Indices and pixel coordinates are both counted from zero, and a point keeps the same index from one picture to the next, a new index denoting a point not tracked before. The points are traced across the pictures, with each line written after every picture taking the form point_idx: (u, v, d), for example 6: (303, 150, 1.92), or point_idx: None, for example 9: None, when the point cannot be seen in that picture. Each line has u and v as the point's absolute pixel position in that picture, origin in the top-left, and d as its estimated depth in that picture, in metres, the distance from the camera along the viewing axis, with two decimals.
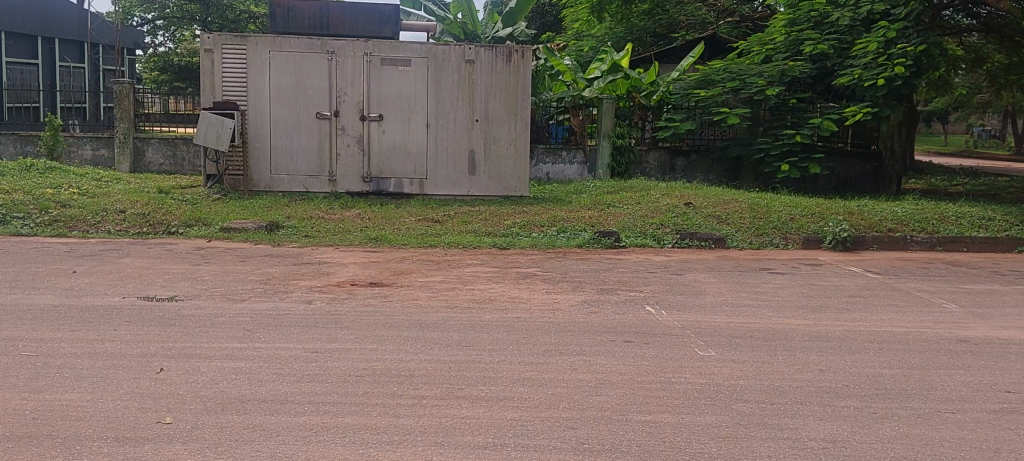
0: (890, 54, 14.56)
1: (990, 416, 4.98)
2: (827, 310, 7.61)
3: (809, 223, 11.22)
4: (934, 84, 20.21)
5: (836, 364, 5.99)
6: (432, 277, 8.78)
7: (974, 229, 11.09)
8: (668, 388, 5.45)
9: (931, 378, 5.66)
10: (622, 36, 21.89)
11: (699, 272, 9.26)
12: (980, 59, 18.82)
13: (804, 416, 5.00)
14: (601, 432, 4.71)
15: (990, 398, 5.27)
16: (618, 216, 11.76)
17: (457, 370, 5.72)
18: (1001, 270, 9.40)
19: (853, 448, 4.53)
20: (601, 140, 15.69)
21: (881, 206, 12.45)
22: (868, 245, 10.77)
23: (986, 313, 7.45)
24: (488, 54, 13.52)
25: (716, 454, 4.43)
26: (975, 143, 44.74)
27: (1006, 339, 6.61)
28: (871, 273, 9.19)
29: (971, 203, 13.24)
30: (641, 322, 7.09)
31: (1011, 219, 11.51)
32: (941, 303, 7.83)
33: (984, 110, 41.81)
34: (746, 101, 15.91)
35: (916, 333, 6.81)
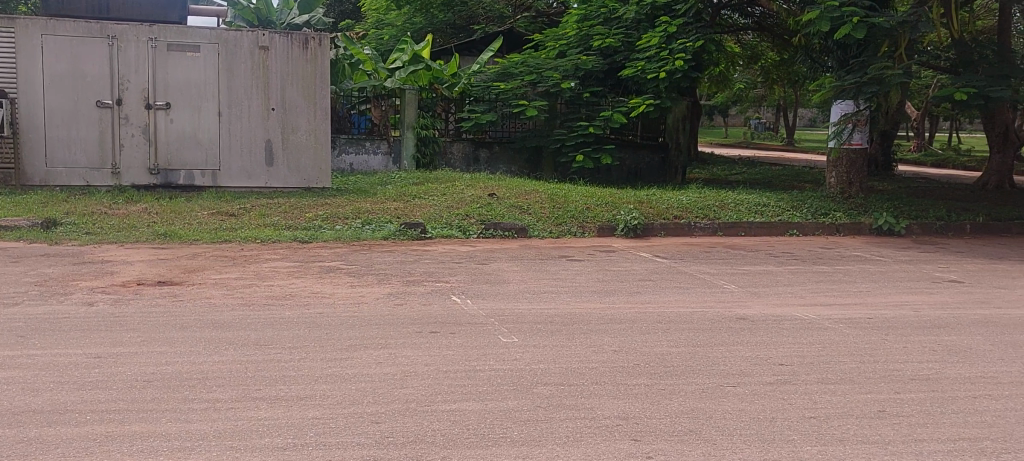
0: (671, 48, 15.48)
1: (766, 388, 5.37)
2: (620, 293, 7.95)
3: (603, 212, 11.67)
4: (716, 79, 21.62)
5: (628, 344, 6.27)
6: (227, 273, 8.44)
7: (751, 215, 11.91)
8: (472, 376, 5.51)
9: (713, 354, 6.04)
10: (421, 26, 21.93)
11: (501, 261, 9.43)
12: (756, 55, 20.24)
13: (598, 396, 5.19)
14: (405, 424, 4.69)
15: (766, 371, 5.68)
16: (423, 207, 11.77)
17: (255, 370, 5.53)
18: (774, 252, 10.17)
19: (644, 424, 4.75)
20: (405, 131, 15.64)
21: (668, 194, 13.16)
22: (657, 232, 11.34)
23: (762, 292, 8.03)
24: (282, 41, 13.16)
25: (518, 439, 4.52)
26: (753, 135, 48.13)
27: (779, 315, 7.17)
28: (661, 258, 9.69)
29: (749, 191, 14.23)
30: (445, 312, 7.13)
31: (784, 205, 12.45)
32: (723, 284, 8.37)
33: (759, 104, 45.05)
34: (543, 94, 16.38)
35: (702, 312, 7.23)
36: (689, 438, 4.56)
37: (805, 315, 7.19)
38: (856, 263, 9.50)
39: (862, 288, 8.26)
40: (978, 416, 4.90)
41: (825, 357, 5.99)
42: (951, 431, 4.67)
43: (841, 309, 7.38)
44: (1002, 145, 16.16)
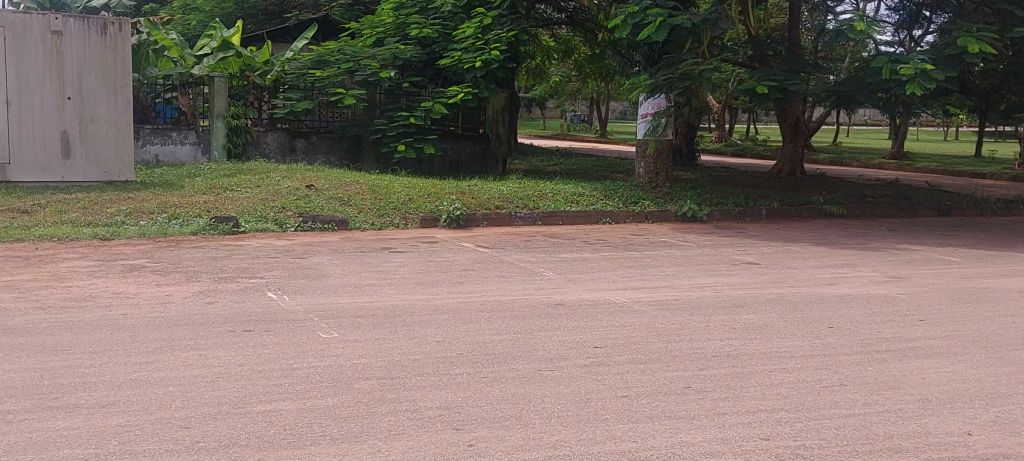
0: (487, 39, 15.70)
1: (583, 370, 5.53)
2: (441, 284, 7.96)
3: (425, 203, 11.64)
4: (532, 71, 22.06)
5: (450, 334, 6.28)
6: (19, 275, 7.80)
7: (568, 204, 12.22)
8: (289, 374, 5.35)
9: (533, 340, 6.16)
10: (231, 12, 21.12)
11: (320, 254, 9.23)
12: (569, 50, 20.76)
13: (419, 387, 5.17)
14: (217, 427, 4.50)
15: (582, 354, 5.85)
16: (236, 200, 11.33)
17: (51, 378, 5.13)
18: (590, 240, 10.49)
19: (466, 412, 4.77)
20: (215, 121, 15.04)
21: (488, 184, 13.30)
22: (478, 222, 11.43)
23: (579, 279, 8.27)
24: (78, 26, 12.30)
25: (338, 436, 4.42)
26: (569, 127, 49.51)
27: (595, 300, 7.41)
28: (482, 248, 9.78)
29: (565, 181, 14.60)
30: (260, 309, 6.91)
31: (599, 194, 12.87)
32: (542, 272, 8.54)
33: (574, 97, 46.34)
34: (361, 83, 16.17)
35: (521, 300, 7.36)
36: (508, 423, 4.63)
37: (619, 299, 7.45)
38: (666, 248, 9.94)
39: (671, 271, 8.66)
40: (774, 388, 5.23)
41: (637, 338, 6.24)
42: (751, 403, 4.97)
43: (651, 293, 7.70)
44: (793, 136, 17.30)
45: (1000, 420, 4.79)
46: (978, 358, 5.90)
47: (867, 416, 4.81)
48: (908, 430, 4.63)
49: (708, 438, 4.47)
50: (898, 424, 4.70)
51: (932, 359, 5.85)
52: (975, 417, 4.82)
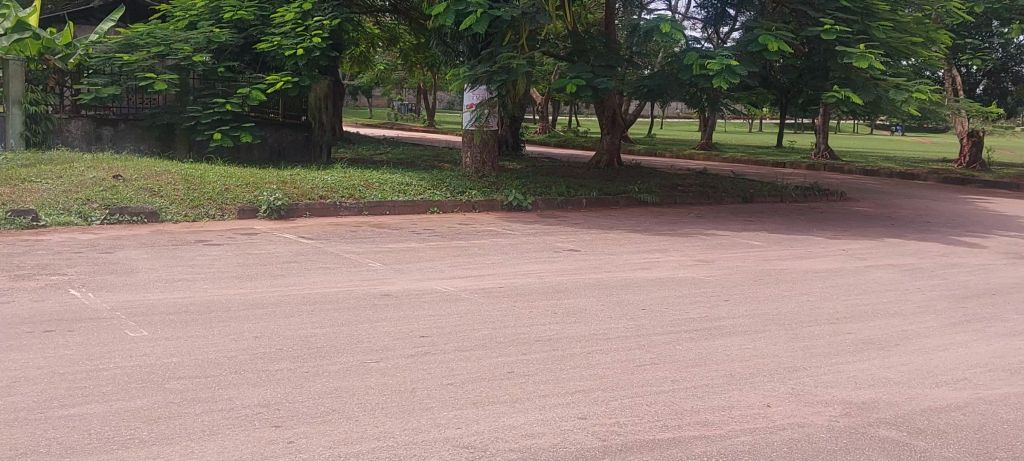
0: (307, 26, 15.42)
1: (407, 360, 5.52)
2: (261, 277, 7.74)
3: (243, 193, 11.25)
4: (355, 59, 21.82)
5: (270, 329, 6.12)
6: None
7: (394, 194, 12.13)
8: (94, 376, 5.05)
9: (357, 332, 6.09)
10: None
11: (130, 248, 8.75)
12: (394, 38, 20.68)
13: (236, 385, 5.01)
14: (12, 435, 4.20)
15: (407, 344, 5.84)
16: (35, 192, 10.57)
17: None
18: (417, 229, 10.48)
19: (285, 409, 4.67)
20: (11, 107, 14.02)
21: (312, 174, 13.02)
22: (301, 212, 11.15)
23: (405, 268, 8.24)
24: None
25: (148, 439, 4.23)
26: (396, 116, 49.22)
27: (420, 289, 7.41)
28: (304, 239, 9.57)
29: (391, 170, 14.50)
30: (62, 308, 6.48)
31: (425, 184, 12.87)
32: (367, 263, 8.46)
33: (400, 87, 46.07)
34: (173, 67, 15.46)
35: (344, 291, 7.26)
36: (329, 418, 4.56)
37: (444, 287, 7.49)
38: (490, 237, 10.07)
39: (496, 259, 8.78)
40: (591, 370, 5.42)
41: (462, 326, 6.29)
42: (570, 385, 5.12)
43: (475, 281, 7.79)
44: (611, 127, 17.83)
45: (795, 391, 5.16)
46: (777, 334, 6.32)
47: (676, 392, 5.07)
48: (713, 404, 4.91)
49: (530, 421, 4.57)
50: (705, 399, 4.98)
51: (736, 337, 6.22)
52: (773, 390, 5.17)
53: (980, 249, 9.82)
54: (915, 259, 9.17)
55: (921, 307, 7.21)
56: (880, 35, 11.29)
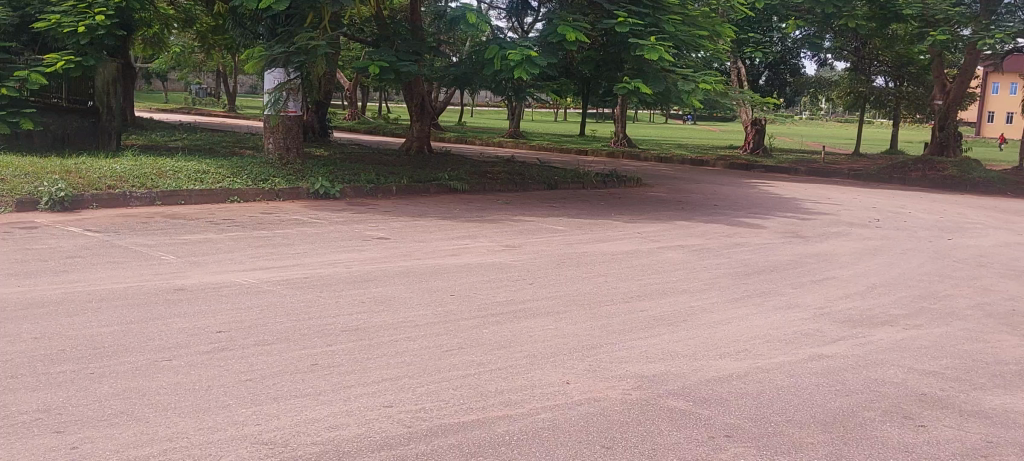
0: (91, 3, 14.49)
1: (203, 357, 5.32)
2: (41, 274, 7.21)
3: (21, 184, 10.44)
4: (148, 41, 20.76)
5: (50, 330, 5.73)
6: None
7: (191, 183, 11.62)
8: None
9: (148, 330, 5.81)
10: None
11: None
12: (190, 20, 19.83)
13: (13, 391, 4.67)
14: None
15: (203, 340, 5.63)
16: None
17: None
18: (215, 220, 10.10)
19: (68, 413, 4.40)
20: None
21: (100, 162, 12.25)
22: (88, 203, 10.47)
23: (202, 261, 7.93)
24: None
25: None
26: (195, 101, 47.02)
27: (218, 282, 7.15)
28: (92, 232, 9.00)
29: (188, 158, 13.88)
30: None
31: (224, 172, 12.41)
32: (160, 256, 8.07)
33: (198, 70, 43.97)
34: None
35: (135, 287, 6.91)
36: (118, 420, 4.35)
37: (244, 280, 7.27)
38: (294, 227, 9.85)
39: (299, 249, 8.61)
40: (395, 357, 5.43)
41: (263, 319, 6.14)
42: (375, 374, 5.12)
43: (278, 272, 7.61)
44: (419, 115, 17.77)
45: (593, 368, 5.38)
46: (577, 314, 6.57)
47: (481, 375, 5.17)
48: (516, 384, 5.04)
49: (332, 412, 4.53)
50: (508, 381, 5.10)
51: (539, 318, 6.42)
52: (573, 368, 5.38)
53: (762, 229, 10.59)
54: (705, 240, 9.77)
55: (709, 285, 7.70)
56: (670, 29, 11.87)
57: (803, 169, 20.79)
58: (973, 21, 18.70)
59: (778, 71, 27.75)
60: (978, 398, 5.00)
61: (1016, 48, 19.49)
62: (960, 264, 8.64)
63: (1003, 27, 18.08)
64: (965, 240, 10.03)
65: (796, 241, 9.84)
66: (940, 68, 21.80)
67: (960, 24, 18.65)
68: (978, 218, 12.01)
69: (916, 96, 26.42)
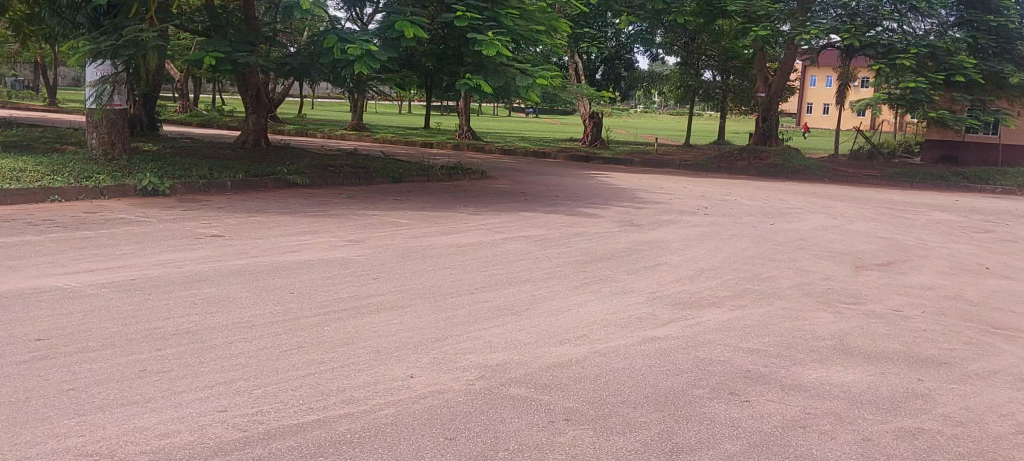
0: None
1: (19, 368, 5.00)
2: None
3: None
4: None
5: None
6: None
7: (6, 182, 10.85)
8: None
9: None
10: None
11: None
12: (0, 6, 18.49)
13: None
14: None
15: (21, 350, 5.29)
16: None
17: None
18: (34, 220, 9.48)
19: None
20: None
21: None
22: None
23: (19, 265, 7.43)
24: None
25: None
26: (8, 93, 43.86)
27: (36, 287, 6.73)
28: None
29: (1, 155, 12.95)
30: None
31: (43, 170, 11.67)
32: None
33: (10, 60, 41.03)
34: None
35: None
36: None
37: (66, 284, 6.87)
38: (122, 226, 9.39)
39: (127, 250, 8.21)
40: (231, 360, 5.28)
41: (87, 325, 5.83)
42: (209, 377, 4.96)
43: (104, 274, 7.23)
44: (255, 106, 17.22)
45: (436, 360, 5.38)
46: (420, 308, 6.58)
47: (322, 374, 5.09)
48: (358, 381, 4.99)
49: (163, 420, 4.36)
50: (350, 378, 5.03)
51: (382, 313, 6.37)
52: (416, 361, 5.35)
53: (600, 218, 10.91)
54: (546, 230, 9.97)
55: (550, 273, 7.87)
56: (508, 23, 12.02)
57: (638, 160, 21.57)
58: (791, 18, 19.80)
59: (613, 66, 28.46)
60: (797, 372, 5.34)
61: (829, 43, 20.82)
62: (781, 248, 9.20)
63: (816, 23, 19.22)
64: (786, 225, 10.68)
65: (632, 229, 10.20)
66: (761, 62, 23.06)
67: (779, 21, 19.71)
68: (797, 204, 12.80)
69: (739, 89, 28.10)
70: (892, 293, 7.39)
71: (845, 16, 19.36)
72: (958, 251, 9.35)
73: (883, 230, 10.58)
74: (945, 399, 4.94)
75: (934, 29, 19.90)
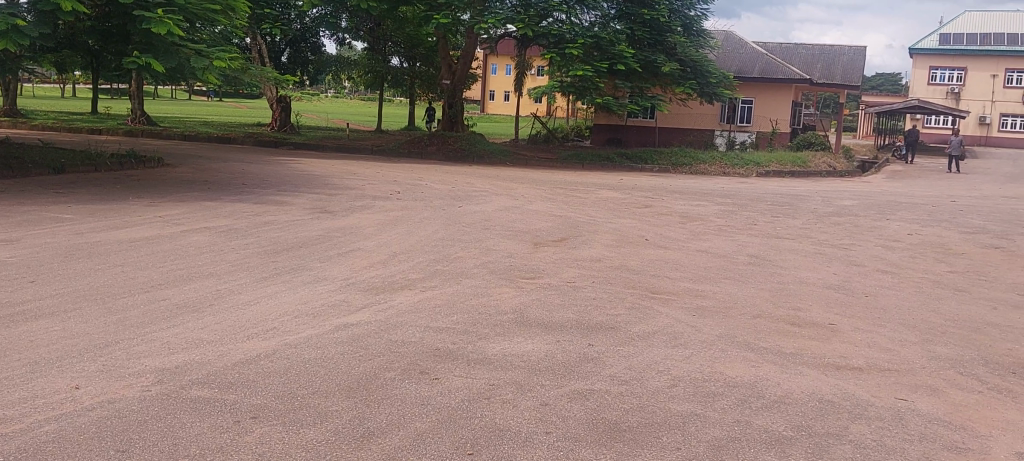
0: None
1: None
2: None
3: None
4: None
5: None
6: None
7: None
8: None
9: None
10: None
11: None
12: None
13: None
14: None
15: None
16: None
17: None
18: None
19: None
20: None
21: None
22: None
23: None
24: None
25: None
26: None
27: None
28: None
29: None
30: None
31: None
32: None
33: None
34: None
35: None
36: None
37: None
38: None
39: None
40: None
41: None
42: None
43: None
44: None
45: (106, 367, 4.98)
46: (88, 311, 6.05)
47: None
48: (13, 397, 4.49)
49: None
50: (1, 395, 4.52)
51: (40, 320, 5.78)
52: (82, 371, 4.91)
53: (289, 206, 10.66)
54: (232, 221, 9.58)
55: (236, 266, 7.56)
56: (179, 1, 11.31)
57: (328, 146, 21.38)
58: (469, 7, 20.47)
59: (298, 49, 28.08)
60: (482, 347, 5.57)
61: (506, 32, 21.90)
62: (468, 228, 9.54)
63: (493, 13, 20.03)
64: (472, 206, 11.09)
65: (323, 216, 10.08)
66: (445, 49, 23.77)
67: (459, 10, 20.28)
68: (483, 187, 13.34)
69: (426, 76, 28.49)
70: (566, 267, 7.94)
71: (519, 6, 20.55)
72: (623, 225, 10.25)
73: (559, 208, 11.33)
74: (613, 360, 5.39)
75: (598, 21, 21.59)
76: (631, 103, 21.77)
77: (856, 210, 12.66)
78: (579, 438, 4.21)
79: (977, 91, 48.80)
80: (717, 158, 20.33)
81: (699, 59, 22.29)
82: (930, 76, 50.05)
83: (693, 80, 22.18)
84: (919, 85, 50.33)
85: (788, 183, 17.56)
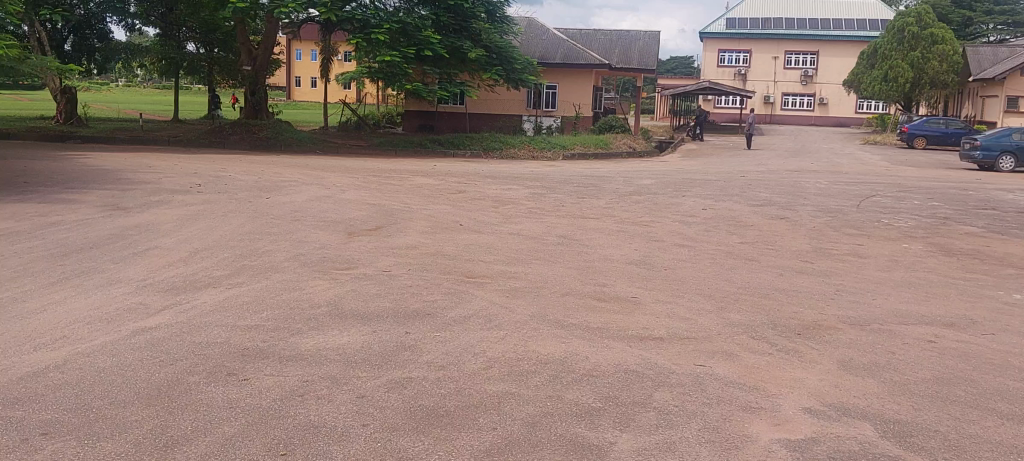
0: None
1: None
2: None
3: None
4: None
5: None
6: None
7: None
8: None
9: None
10: None
11: None
12: None
13: None
14: None
15: None
16: None
17: None
18: None
19: None
20: None
21: None
22: None
23: None
24: None
25: None
26: None
27: None
28: None
29: None
30: None
31: None
32: None
33: None
34: None
35: None
36: None
37: None
38: None
39: None
40: None
41: None
42: None
43: None
44: None
45: None
46: None
47: None
48: None
49: None
50: None
51: None
52: None
53: (80, 205, 9.98)
54: (14, 223, 8.86)
55: (19, 272, 7.00)
56: None
57: (121, 138, 20.14)
58: None
59: (83, 36, 26.19)
60: (293, 343, 5.44)
61: (309, 17, 21.42)
62: (276, 220, 9.28)
63: None
64: (281, 197, 10.79)
65: (117, 213, 9.50)
66: (244, 35, 22.98)
67: None
68: (290, 177, 13.00)
69: (224, 61, 27.23)
70: (379, 255, 7.88)
71: None
72: (436, 211, 10.28)
73: (371, 196, 11.22)
74: (429, 347, 5.41)
75: (402, 7, 21.55)
76: (439, 90, 21.85)
77: (655, 189, 13.29)
78: (395, 428, 4.20)
79: (760, 72, 52.25)
80: (526, 141, 20.79)
81: (503, 45, 22.57)
82: (719, 59, 53.08)
83: (498, 67, 22.49)
84: (710, 68, 53.27)
85: (592, 165, 18.20)
